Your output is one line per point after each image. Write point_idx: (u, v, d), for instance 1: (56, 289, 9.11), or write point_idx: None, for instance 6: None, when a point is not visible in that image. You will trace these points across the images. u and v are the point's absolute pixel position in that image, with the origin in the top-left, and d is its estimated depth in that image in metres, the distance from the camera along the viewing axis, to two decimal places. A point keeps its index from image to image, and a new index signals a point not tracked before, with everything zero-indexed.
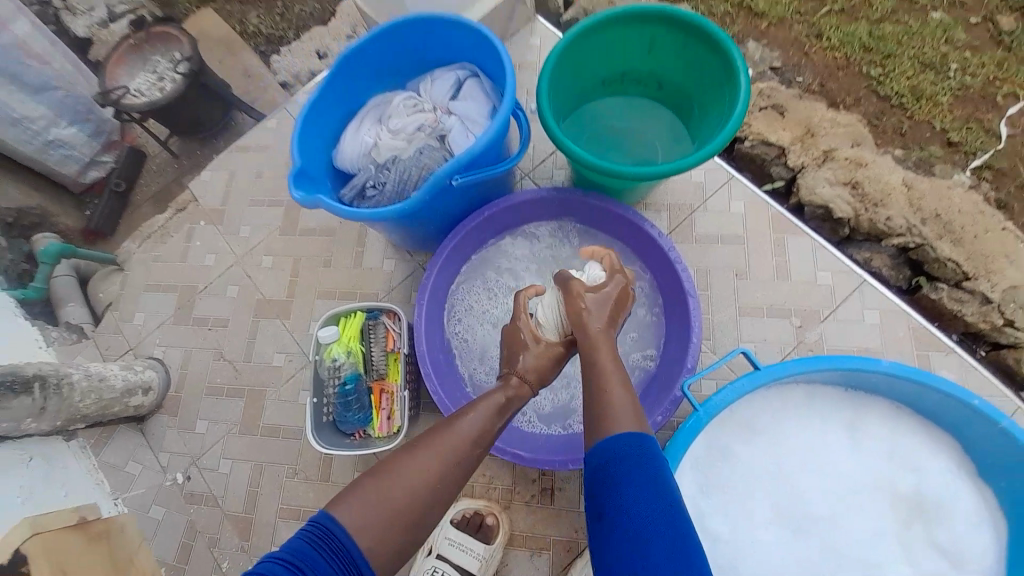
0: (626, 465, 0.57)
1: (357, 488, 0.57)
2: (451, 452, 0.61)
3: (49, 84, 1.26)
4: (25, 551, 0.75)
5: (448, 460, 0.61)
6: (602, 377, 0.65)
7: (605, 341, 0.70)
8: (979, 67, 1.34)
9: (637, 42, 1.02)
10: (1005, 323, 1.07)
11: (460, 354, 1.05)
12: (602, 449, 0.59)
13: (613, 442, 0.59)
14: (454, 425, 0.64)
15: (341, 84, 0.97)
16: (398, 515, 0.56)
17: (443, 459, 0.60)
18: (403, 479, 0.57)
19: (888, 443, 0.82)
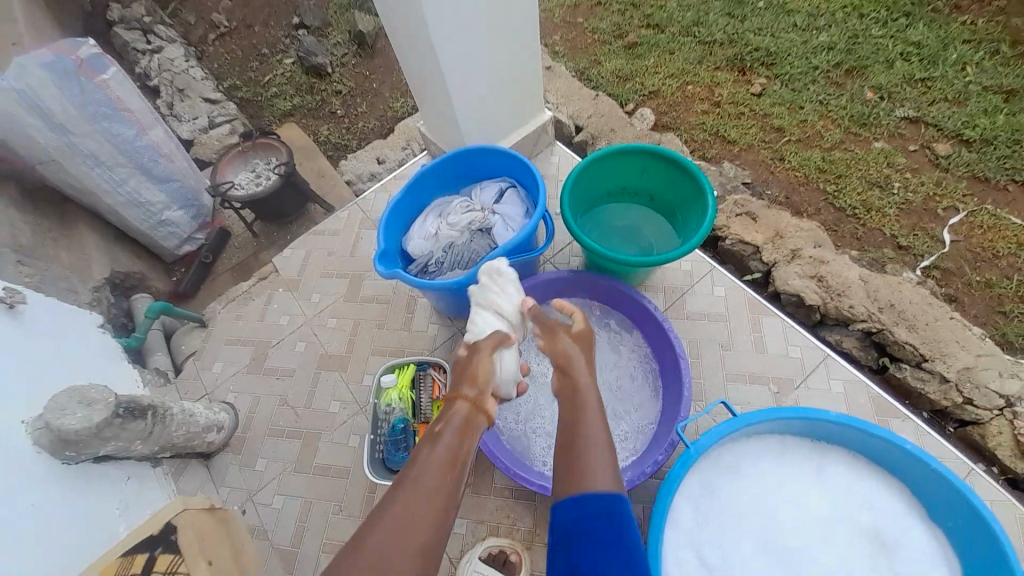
0: (604, 527, 0.62)
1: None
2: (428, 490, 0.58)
3: (172, 177, 1.61)
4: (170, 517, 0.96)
5: (424, 500, 0.57)
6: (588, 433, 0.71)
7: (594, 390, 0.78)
8: (919, 185, 1.65)
9: (633, 167, 1.35)
10: (964, 401, 1.22)
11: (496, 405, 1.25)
12: (581, 504, 0.64)
13: (591, 502, 0.64)
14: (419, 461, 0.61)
15: (414, 192, 1.31)
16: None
17: (418, 502, 0.57)
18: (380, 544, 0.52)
19: (850, 486, 1.02)
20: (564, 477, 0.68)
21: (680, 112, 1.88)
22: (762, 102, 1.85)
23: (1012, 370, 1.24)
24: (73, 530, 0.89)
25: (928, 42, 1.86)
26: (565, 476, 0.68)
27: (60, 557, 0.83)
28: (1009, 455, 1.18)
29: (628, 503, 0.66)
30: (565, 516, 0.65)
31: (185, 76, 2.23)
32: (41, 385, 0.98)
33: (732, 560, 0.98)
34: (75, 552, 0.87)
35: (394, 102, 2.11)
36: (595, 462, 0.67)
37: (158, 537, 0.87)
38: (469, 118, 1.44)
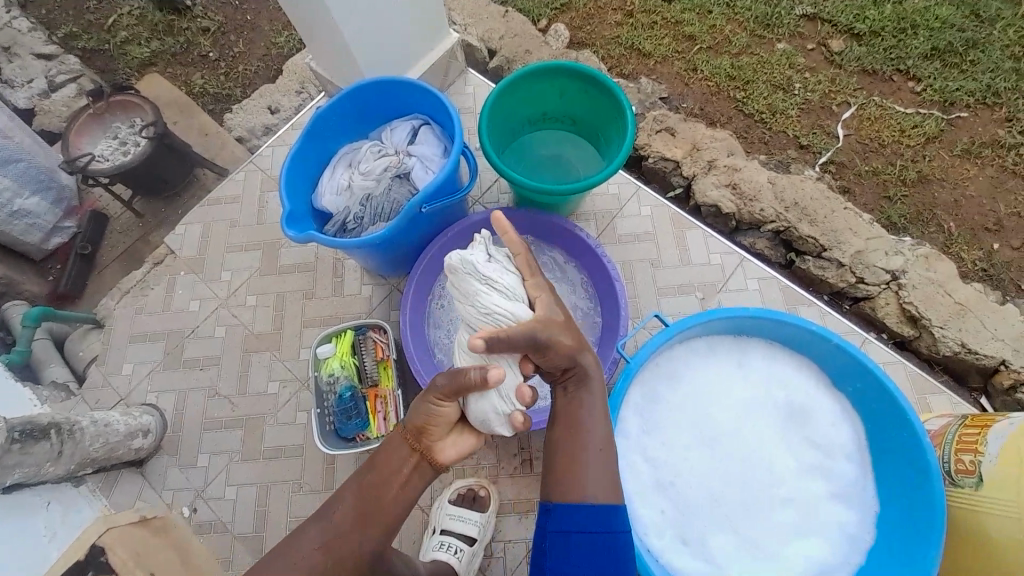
0: (602, 530, 0.71)
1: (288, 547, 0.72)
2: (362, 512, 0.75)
3: (13, 157, 1.32)
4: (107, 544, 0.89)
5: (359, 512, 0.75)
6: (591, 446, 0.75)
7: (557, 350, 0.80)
8: (817, 84, 1.73)
9: (551, 90, 1.28)
10: (856, 280, 1.39)
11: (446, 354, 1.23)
12: (577, 511, 0.71)
13: (587, 508, 0.71)
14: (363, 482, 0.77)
15: (315, 140, 1.18)
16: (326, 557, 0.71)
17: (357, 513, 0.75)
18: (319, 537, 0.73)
19: (768, 371, 1.14)
20: (562, 483, 0.73)
21: (594, 25, 1.79)
22: (673, 9, 1.80)
23: (895, 249, 1.41)
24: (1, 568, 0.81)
25: None
26: (565, 484, 0.73)
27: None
28: (895, 322, 1.38)
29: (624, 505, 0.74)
30: (562, 519, 0.72)
31: (7, 29, 1.79)
32: None
33: (674, 452, 1.09)
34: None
35: (275, 37, 1.82)
36: (596, 475, 0.73)
37: (85, 562, 0.90)
38: (364, 47, 1.27)
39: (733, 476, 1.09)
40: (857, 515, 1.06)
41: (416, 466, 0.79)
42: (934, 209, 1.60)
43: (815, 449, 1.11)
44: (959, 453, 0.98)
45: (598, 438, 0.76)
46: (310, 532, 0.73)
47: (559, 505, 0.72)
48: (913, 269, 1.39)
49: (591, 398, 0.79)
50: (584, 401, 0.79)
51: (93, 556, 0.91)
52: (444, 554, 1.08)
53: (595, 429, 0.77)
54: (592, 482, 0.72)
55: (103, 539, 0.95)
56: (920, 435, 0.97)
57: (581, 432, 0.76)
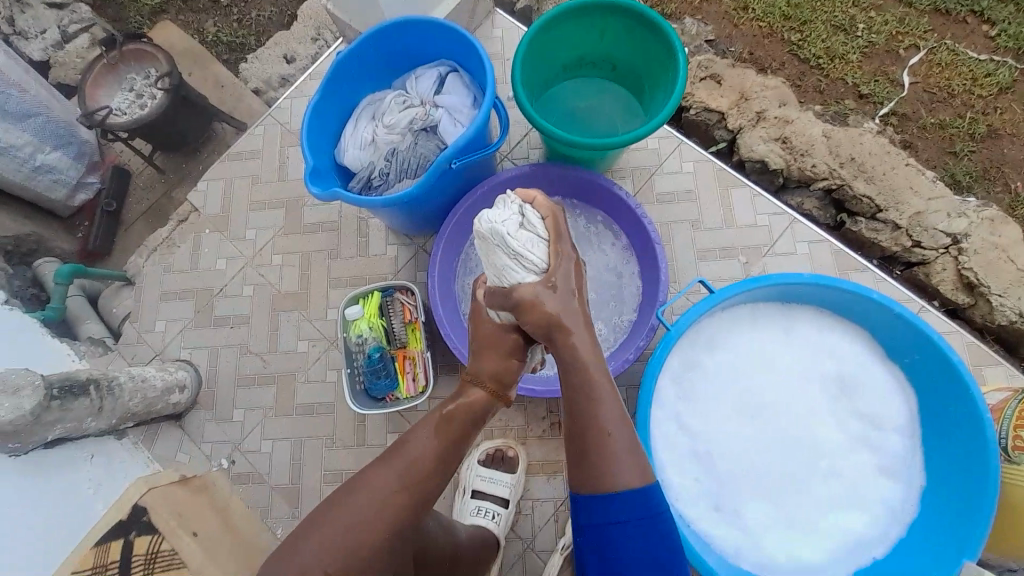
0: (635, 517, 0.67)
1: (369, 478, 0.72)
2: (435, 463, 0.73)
3: (31, 110, 1.28)
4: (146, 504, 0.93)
5: (435, 459, 0.73)
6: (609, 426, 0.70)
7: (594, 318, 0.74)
8: (883, 24, 1.53)
9: (590, 29, 1.16)
10: (913, 245, 1.28)
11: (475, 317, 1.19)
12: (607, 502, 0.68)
13: (616, 497, 0.67)
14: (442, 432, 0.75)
15: (337, 90, 1.11)
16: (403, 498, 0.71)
17: (434, 459, 0.73)
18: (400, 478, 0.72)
19: (818, 341, 1.08)
20: (586, 475, 0.69)
21: None
22: None
23: (961, 210, 1.29)
24: (28, 527, 0.83)
25: None
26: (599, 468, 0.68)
27: (21, 545, 0.81)
28: (951, 290, 1.27)
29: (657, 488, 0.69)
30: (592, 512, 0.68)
31: None
32: None
33: (711, 420, 1.06)
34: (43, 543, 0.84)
35: None
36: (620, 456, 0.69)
37: (128, 522, 0.89)
38: None
39: (773, 447, 1.05)
40: (901, 488, 1.02)
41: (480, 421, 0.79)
42: (1004, 167, 1.45)
43: (860, 420, 1.06)
44: (1017, 428, 0.94)
45: (615, 417, 0.70)
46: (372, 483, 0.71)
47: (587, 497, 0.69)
48: (978, 233, 1.27)
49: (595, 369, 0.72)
50: (593, 378, 0.72)
51: (134, 517, 0.91)
52: (481, 519, 1.08)
53: (608, 407, 0.71)
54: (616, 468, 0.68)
55: (143, 500, 0.94)
56: (983, 410, 0.90)
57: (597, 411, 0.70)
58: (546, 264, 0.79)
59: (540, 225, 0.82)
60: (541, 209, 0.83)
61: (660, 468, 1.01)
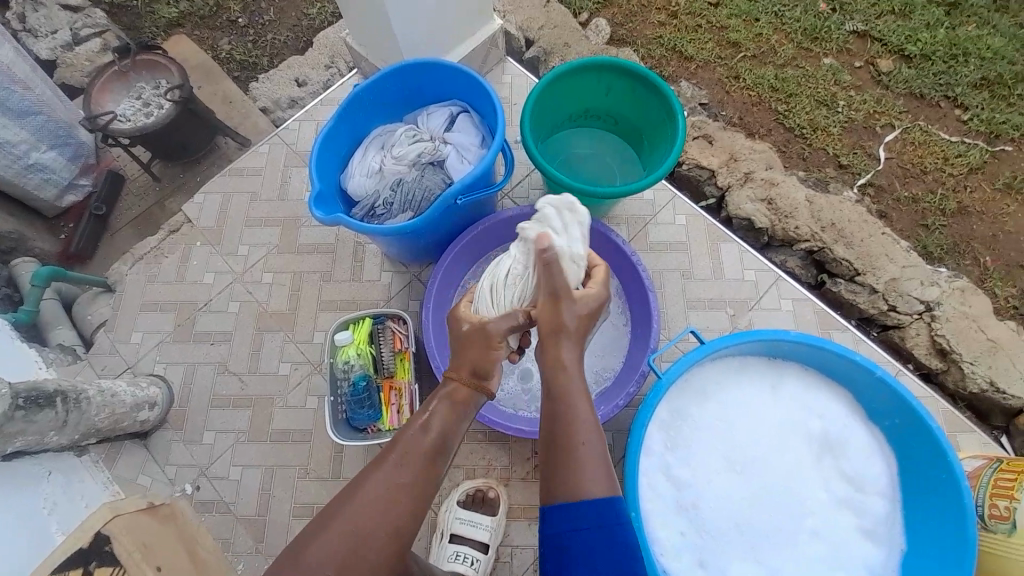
0: (601, 535, 0.65)
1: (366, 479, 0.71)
2: (428, 460, 0.74)
3: (32, 109, 1.27)
4: (109, 531, 0.83)
5: (428, 457, 0.74)
6: (580, 438, 0.70)
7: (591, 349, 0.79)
8: (861, 103, 1.66)
9: (597, 84, 1.22)
10: (889, 308, 1.33)
11: None
12: (571, 512, 0.67)
13: (584, 509, 0.66)
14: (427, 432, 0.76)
15: (349, 119, 1.13)
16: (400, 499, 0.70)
17: (425, 459, 0.74)
18: (397, 476, 0.71)
19: (802, 398, 1.10)
20: (554, 485, 0.69)
21: (636, 23, 1.74)
22: (719, 13, 1.74)
23: (931, 279, 1.36)
24: None
25: None
26: (568, 479, 0.68)
27: None
28: (924, 354, 1.32)
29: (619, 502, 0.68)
30: (554, 524, 0.68)
31: None
32: None
33: (699, 473, 1.05)
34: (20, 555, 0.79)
35: (307, 8, 1.77)
36: (588, 468, 0.68)
37: (91, 550, 0.79)
38: (407, 32, 1.23)
39: (758, 505, 1.05)
40: (881, 551, 1.03)
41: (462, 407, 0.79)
42: (971, 242, 1.54)
43: (844, 479, 1.07)
44: (993, 497, 0.96)
45: (586, 429, 0.71)
46: (367, 484, 0.70)
47: (555, 510, 0.68)
48: (947, 302, 1.33)
49: (576, 382, 0.74)
50: (574, 391, 0.73)
51: (96, 546, 0.80)
52: (459, 565, 1.04)
53: (581, 416, 0.72)
54: (582, 479, 0.68)
55: (107, 528, 0.83)
56: (960, 476, 0.93)
57: (570, 421, 0.72)
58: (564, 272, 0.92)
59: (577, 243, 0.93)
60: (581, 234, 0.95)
61: (646, 519, 1.00)
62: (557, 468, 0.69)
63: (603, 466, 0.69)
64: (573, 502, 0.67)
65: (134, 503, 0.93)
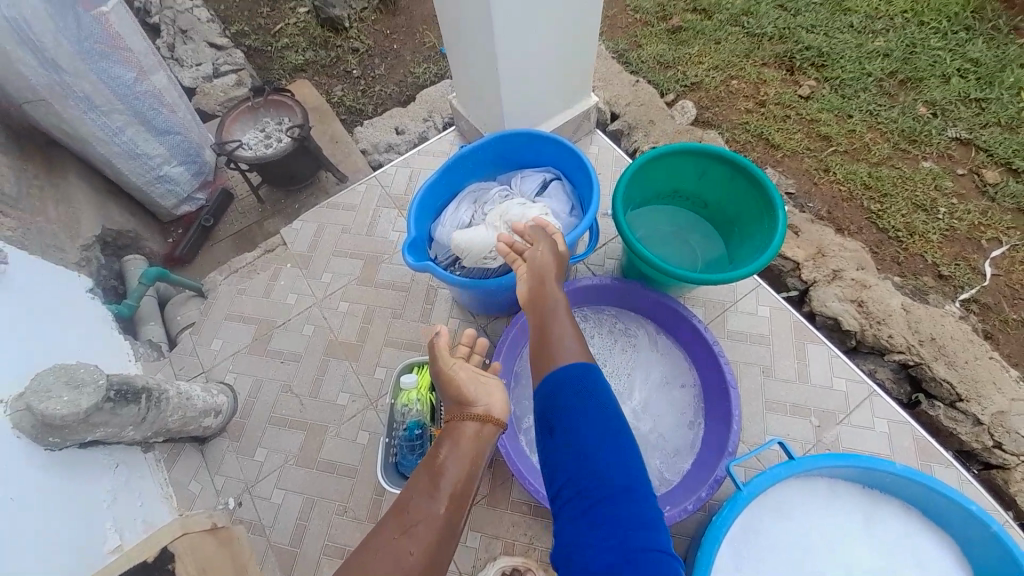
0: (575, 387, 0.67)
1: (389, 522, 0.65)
2: (454, 499, 0.68)
3: (173, 129, 1.46)
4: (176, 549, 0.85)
5: (454, 498, 0.68)
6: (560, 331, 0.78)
7: (554, 276, 0.91)
8: (965, 213, 1.56)
9: (691, 168, 1.23)
10: (996, 445, 1.17)
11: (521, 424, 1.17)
12: (552, 378, 0.70)
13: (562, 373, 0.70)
14: (453, 466, 0.71)
15: (450, 174, 1.20)
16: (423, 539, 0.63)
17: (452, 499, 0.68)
18: (419, 516, 0.65)
19: (896, 538, 0.99)
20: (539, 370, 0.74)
21: (723, 108, 1.78)
22: (810, 106, 1.74)
23: None
24: (58, 521, 0.79)
25: (987, 61, 1.75)
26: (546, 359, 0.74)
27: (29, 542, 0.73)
28: None
29: (597, 369, 0.70)
30: (540, 392, 0.71)
31: (190, 17, 2.04)
32: (36, 356, 0.89)
33: None
34: (70, 553, 0.78)
35: (415, 67, 1.94)
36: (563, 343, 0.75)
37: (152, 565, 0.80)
38: (513, 99, 1.31)
39: None
40: None
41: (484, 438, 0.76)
42: None
43: None
44: None
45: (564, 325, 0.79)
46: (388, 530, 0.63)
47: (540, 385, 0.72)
48: None
49: (558, 301, 0.85)
50: (552, 296, 0.87)
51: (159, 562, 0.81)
52: None
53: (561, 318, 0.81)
54: (557, 353, 0.73)
55: (172, 545, 0.85)
56: None
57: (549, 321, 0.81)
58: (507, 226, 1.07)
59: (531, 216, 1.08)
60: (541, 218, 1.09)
61: None
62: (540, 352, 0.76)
63: (580, 346, 0.75)
64: (553, 370, 0.71)
65: (199, 520, 0.96)
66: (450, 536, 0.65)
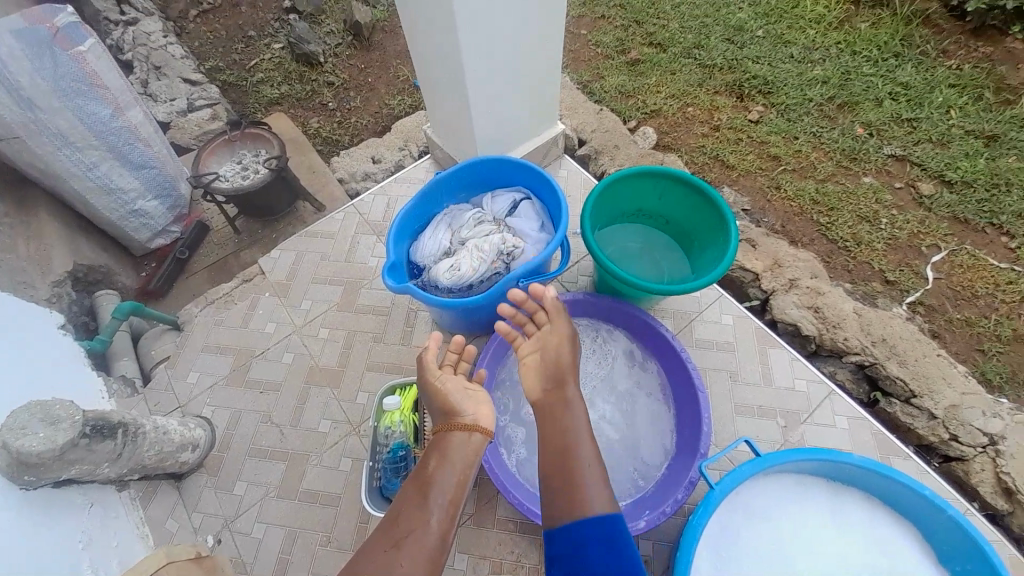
0: (601, 549, 0.75)
1: (385, 531, 0.75)
2: (444, 506, 0.78)
3: (148, 164, 1.48)
4: None
5: (442, 504, 0.78)
6: (583, 464, 0.84)
7: (573, 378, 0.98)
8: (905, 223, 1.70)
9: (651, 189, 1.32)
10: (950, 437, 1.25)
11: (503, 438, 1.20)
12: (580, 529, 0.77)
13: (587, 526, 0.77)
14: (439, 478, 0.81)
15: (426, 201, 1.26)
16: (416, 543, 0.72)
17: (441, 506, 0.78)
18: (412, 524, 0.75)
19: (861, 529, 1.05)
20: (560, 509, 0.81)
21: (681, 133, 1.91)
22: (759, 129, 1.89)
23: (995, 410, 1.28)
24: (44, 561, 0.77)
25: (915, 84, 1.95)
26: (571, 499, 0.81)
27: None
28: (989, 492, 1.21)
29: (622, 520, 0.78)
30: (566, 538, 0.78)
31: (163, 54, 2.07)
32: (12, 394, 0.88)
33: None
34: None
35: (388, 99, 2.02)
36: (588, 478, 0.82)
37: None
38: (484, 128, 1.38)
39: None
40: None
41: (468, 448, 0.86)
42: None
43: None
44: None
45: (587, 456, 0.86)
46: (383, 538, 0.73)
47: (560, 530, 0.80)
48: (1016, 437, 1.24)
49: (578, 420, 0.91)
50: (575, 411, 0.92)
51: None
52: None
53: (582, 442, 0.88)
54: (585, 498, 0.80)
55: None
56: None
57: (573, 445, 0.87)
58: (471, 252, 1.18)
59: (492, 243, 1.19)
60: (501, 244, 1.19)
61: None
62: (563, 484, 0.83)
63: (603, 485, 0.82)
64: (580, 519, 0.78)
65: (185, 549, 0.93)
66: (439, 549, 0.74)
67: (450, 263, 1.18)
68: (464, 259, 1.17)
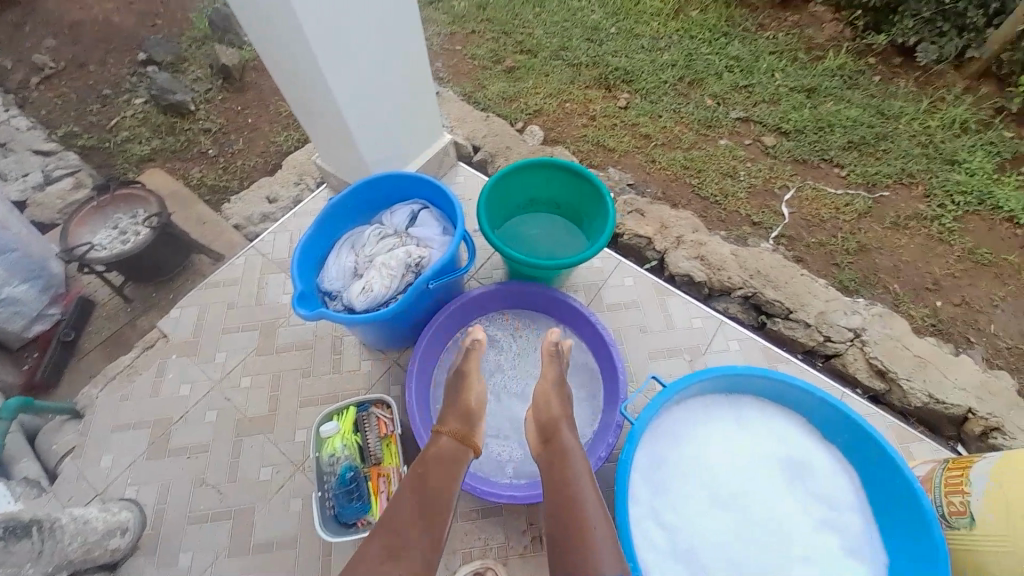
0: None
1: (383, 535, 0.77)
2: (438, 527, 0.82)
3: (9, 247, 1.32)
4: None
5: (437, 523, 0.82)
6: (590, 512, 0.83)
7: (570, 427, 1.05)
8: (758, 171, 1.99)
9: (536, 178, 1.44)
10: (825, 339, 1.49)
11: None
12: None
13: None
14: (438, 500, 0.86)
15: (325, 226, 1.28)
16: (412, 553, 0.75)
17: (436, 526, 0.82)
18: (409, 537, 0.78)
19: (762, 426, 1.22)
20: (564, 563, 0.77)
21: (563, 127, 2.08)
22: (629, 114, 2.11)
23: (853, 309, 1.53)
24: None
25: (744, 56, 2.27)
26: (576, 549, 0.78)
27: None
28: (866, 376, 1.45)
29: None
30: None
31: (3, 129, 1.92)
32: None
33: (686, 517, 1.13)
34: None
35: (273, 137, 1.98)
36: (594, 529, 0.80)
37: None
38: (372, 152, 1.43)
39: (745, 538, 1.12)
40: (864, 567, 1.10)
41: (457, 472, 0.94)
42: (878, 274, 1.75)
43: (817, 501, 1.15)
44: (949, 495, 0.99)
45: (591, 505, 0.85)
46: (380, 542, 0.76)
47: None
48: (872, 327, 1.50)
49: (579, 471, 0.92)
50: (573, 459, 0.95)
51: None
52: None
53: (584, 492, 0.88)
54: (592, 547, 0.77)
55: None
56: (910, 479, 1.02)
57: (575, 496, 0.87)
58: (380, 268, 1.22)
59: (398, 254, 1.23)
60: (407, 253, 1.24)
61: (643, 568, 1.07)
62: (567, 530, 0.81)
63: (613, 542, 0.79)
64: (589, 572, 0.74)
65: None
66: (430, 570, 0.75)
67: (362, 283, 1.21)
68: (375, 276, 1.21)
